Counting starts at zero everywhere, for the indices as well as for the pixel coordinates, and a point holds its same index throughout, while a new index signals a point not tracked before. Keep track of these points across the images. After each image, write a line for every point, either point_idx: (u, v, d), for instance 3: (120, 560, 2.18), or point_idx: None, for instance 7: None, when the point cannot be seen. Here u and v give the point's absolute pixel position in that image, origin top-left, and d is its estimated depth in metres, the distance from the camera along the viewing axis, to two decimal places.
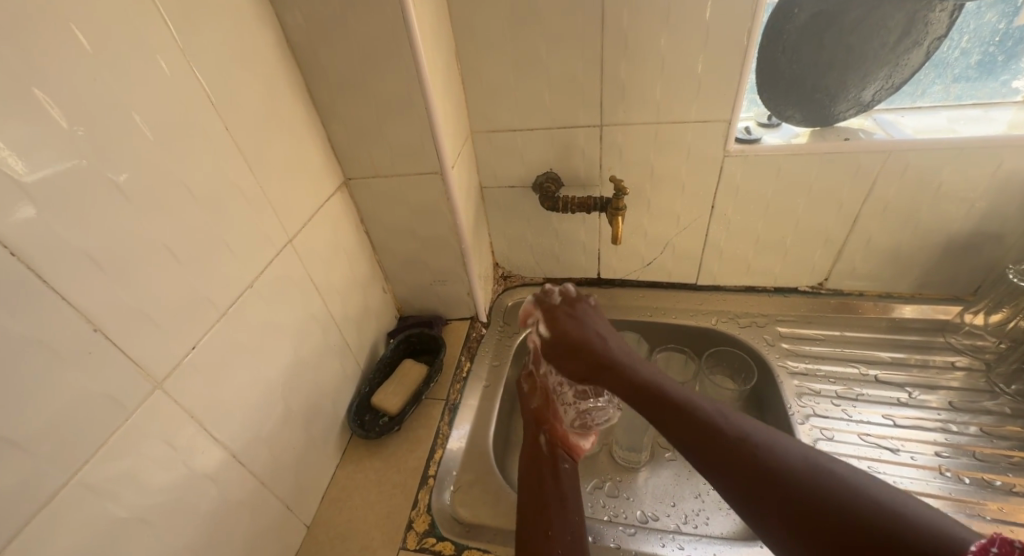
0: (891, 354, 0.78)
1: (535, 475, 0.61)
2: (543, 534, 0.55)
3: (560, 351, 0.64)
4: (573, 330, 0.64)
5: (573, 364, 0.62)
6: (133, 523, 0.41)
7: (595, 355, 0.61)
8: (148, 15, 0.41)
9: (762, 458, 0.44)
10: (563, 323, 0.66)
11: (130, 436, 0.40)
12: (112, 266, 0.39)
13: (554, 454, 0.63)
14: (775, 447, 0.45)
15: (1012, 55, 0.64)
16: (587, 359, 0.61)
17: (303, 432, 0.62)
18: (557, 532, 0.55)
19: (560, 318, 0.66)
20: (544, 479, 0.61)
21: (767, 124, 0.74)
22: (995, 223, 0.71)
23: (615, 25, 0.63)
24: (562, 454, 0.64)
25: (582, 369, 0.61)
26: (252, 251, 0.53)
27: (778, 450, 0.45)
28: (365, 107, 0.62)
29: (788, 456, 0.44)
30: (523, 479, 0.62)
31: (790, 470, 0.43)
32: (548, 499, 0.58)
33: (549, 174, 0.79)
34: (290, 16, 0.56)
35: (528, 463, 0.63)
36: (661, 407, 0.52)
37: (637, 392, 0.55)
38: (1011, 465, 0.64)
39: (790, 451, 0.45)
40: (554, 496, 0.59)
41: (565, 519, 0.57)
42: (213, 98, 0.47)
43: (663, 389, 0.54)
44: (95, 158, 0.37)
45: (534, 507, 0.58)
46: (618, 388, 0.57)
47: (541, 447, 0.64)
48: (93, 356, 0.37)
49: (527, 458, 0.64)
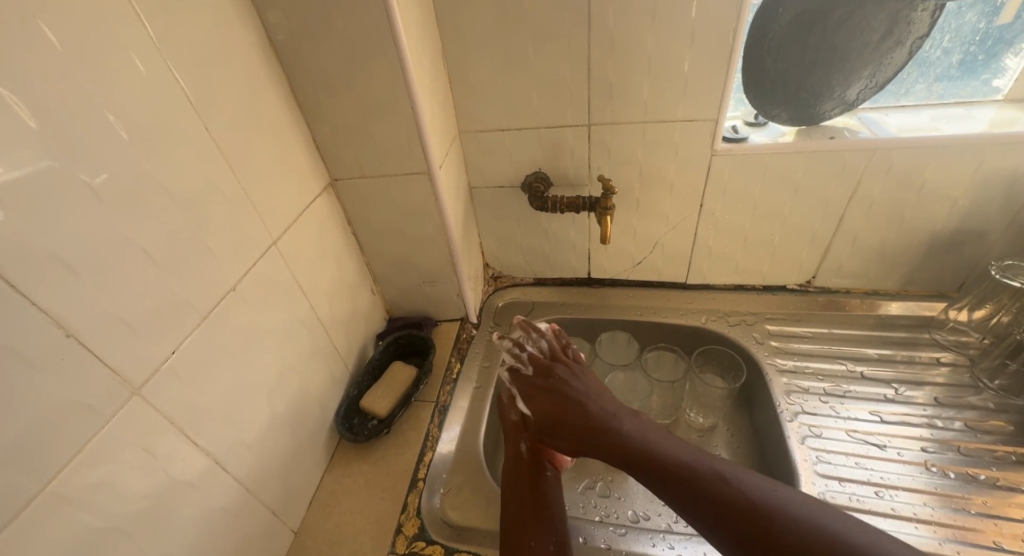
0: (877, 351, 0.79)
1: (517, 483, 0.60)
2: (522, 544, 0.54)
3: (543, 428, 0.61)
4: (550, 400, 0.61)
5: (559, 440, 0.59)
6: (112, 533, 0.40)
7: (580, 424, 0.57)
8: (122, 12, 0.40)
9: (774, 523, 0.43)
10: (540, 398, 0.63)
11: (106, 444, 0.39)
12: (84, 268, 0.38)
13: (536, 460, 0.62)
14: (780, 506, 0.44)
15: (991, 55, 0.66)
16: (571, 431, 0.58)
17: (290, 438, 0.61)
18: (538, 542, 0.54)
19: (535, 393, 0.64)
20: (525, 490, 0.59)
21: (754, 123, 0.75)
22: (978, 221, 0.72)
23: (601, 25, 0.63)
24: (544, 462, 0.63)
25: (569, 448, 0.58)
26: (235, 253, 0.52)
27: (788, 514, 0.44)
28: (350, 106, 0.62)
29: (796, 516, 0.43)
30: (503, 488, 0.61)
31: (800, 534, 0.42)
32: (530, 510, 0.57)
33: (538, 173, 0.79)
34: (272, 15, 0.55)
35: (509, 474, 0.62)
36: (661, 476, 0.50)
37: (635, 461, 0.52)
38: (994, 460, 0.65)
39: (796, 511, 0.44)
40: (537, 507, 0.58)
41: (544, 527, 0.56)
42: (192, 97, 0.46)
43: (661, 460, 0.50)
44: (67, 158, 0.36)
45: (519, 516, 0.57)
46: (614, 457, 0.54)
47: (524, 455, 0.63)
48: (67, 363, 0.37)
49: (510, 468, 0.62)
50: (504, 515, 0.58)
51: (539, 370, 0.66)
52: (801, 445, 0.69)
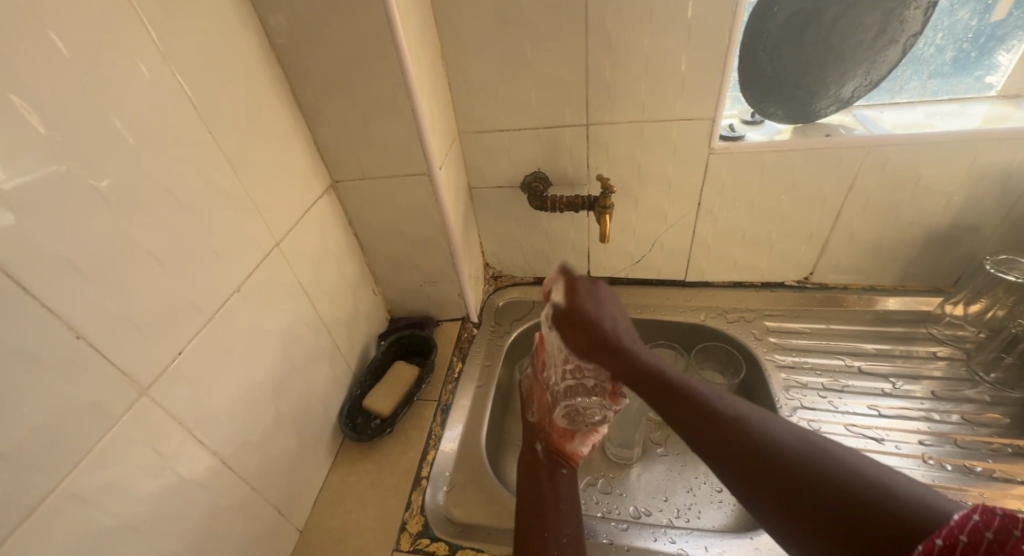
0: (875, 346, 0.80)
1: (531, 478, 0.62)
2: (538, 537, 0.55)
3: (567, 325, 0.61)
4: (583, 304, 0.61)
5: (577, 339, 0.60)
6: (122, 532, 0.40)
7: (600, 334, 0.58)
8: (127, 18, 0.40)
9: (753, 432, 0.43)
10: (580, 297, 0.62)
11: (116, 443, 0.40)
12: (94, 271, 0.38)
13: (552, 458, 0.64)
14: (765, 423, 0.43)
15: (984, 52, 0.67)
16: (590, 335, 0.59)
17: (294, 437, 0.62)
18: (553, 532, 0.55)
19: (576, 291, 0.63)
20: (540, 485, 0.60)
21: (750, 121, 0.75)
22: (972, 216, 0.72)
23: (598, 25, 0.64)
24: (559, 460, 0.64)
25: (585, 347, 0.59)
26: (239, 255, 0.53)
27: (771, 430, 0.42)
28: (350, 108, 0.62)
29: (779, 433, 0.42)
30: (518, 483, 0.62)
31: (780, 444, 0.41)
32: (544, 503, 0.58)
33: (537, 173, 0.80)
34: (273, 18, 0.55)
35: (525, 471, 0.63)
36: (656, 391, 0.50)
37: (637, 374, 0.53)
38: (991, 451, 0.66)
39: (781, 428, 0.43)
40: (550, 499, 0.59)
41: (559, 518, 0.57)
42: (195, 100, 0.47)
43: (665, 374, 0.51)
44: (74, 163, 0.37)
45: (532, 510, 0.58)
46: (622, 368, 0.55)
47: (539, 453, 0.65)
48: (77, 365, 0.37)
49: (525, 466, 0.64)
50: (519, 510, 0.58)
51: (587, 279, 0.65)
52: None
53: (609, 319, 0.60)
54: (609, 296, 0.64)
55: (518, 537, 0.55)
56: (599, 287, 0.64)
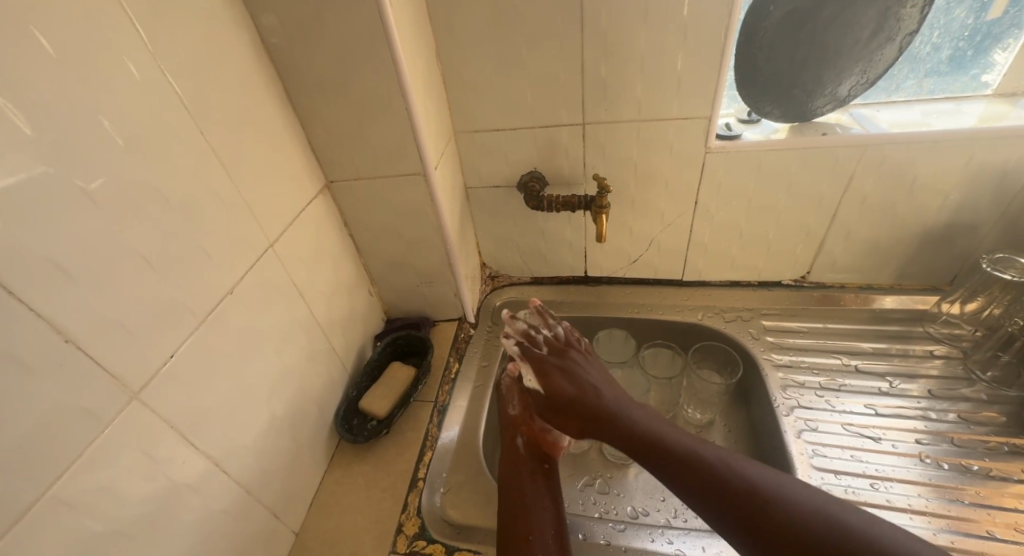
0: (872, 345, 0.80)
1: (512, 475, 0.61)
2: (521, 537, 0.54)
3: (553, 409, 0.60)
4: (562, 384, 0.60)
5: (566, 422, 0.59)
6: (114, 537, 0.40)
7: (588, 410, 0.57)
8: (115, 18, 0.40)
9: (772, 507, 0.43)
10: (554, 377, 0.61)
11: (106, 448, 0.39)
12: (83, 274, 0.38)
13: (535, 454, 0.63)
14: (780, 492, 0.44)
15: (980, 51, 0.67)
16: (580, 414, 0.58)
17: (289, 439, 0.61)
18: (536, 534, 0.55)
19: (549, 371, 0.62)
20: (523, 483, 0.60)
21: (746, 120, 0.76)
22: (968, 215, 0.72)
23: (594, 24, 0.64)
24: (541, 455, 0.64)
25: (577, 429, 0.58)
26: (233, 257, 0.52)
27: (789, 500, 0.43)
28: (344, 108, 0.62)
29: (796, 502, 0.43)
30: (501, 481, 0.61)
31: (802, 518, 0.42)
32: (526, 502, 0.58)
33: (533, 173, 0.79)
34: (266, 18, 0.55)
35: (506, 468, 0.62)
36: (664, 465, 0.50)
37: (637, 444, 0.52)
38: (987, 450, 0.66)
39: (797, 497, 0.44)
40: (532, 498, 0.58)
41: (542, 518, 0.56)
42: (186, 101, 0.46)
43: (668, 445, 0.50)
44: (61, 164, 0.37)
45: (515, 510, 0.57)
46: (620, 440, 0.54)
47: (520, 449, 0.64)
48: (65, 368, 0.37)
49: (506, 463, 0.63)
50: (503, 509, 0.58)
51: (556, 353, 0.64)
52: (797, 439, 0.69)
53: (595, 391, 0.58)
54: (586, 362, 0.63)
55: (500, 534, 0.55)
56: (574, 354, 0.64)
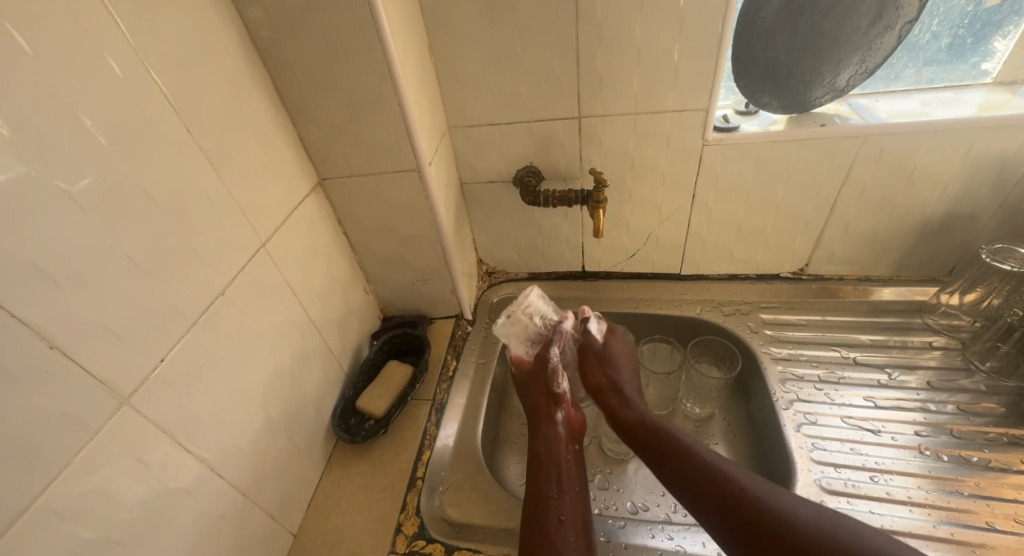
0: (871, 337, 0.79)
1: (552, 452, 0.59)
2: (554, 520, 0.52)
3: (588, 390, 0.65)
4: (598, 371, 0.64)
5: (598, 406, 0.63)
6: (104, 544, 0.39)
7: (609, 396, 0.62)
8: (95, 13, 0.39)
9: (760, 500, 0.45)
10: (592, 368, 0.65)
11: (96, 455, 0.39)
12: (67, 278, 0.37)
13: (568, 436, 0.62)
14: (773, 495, 0.45)
15: (981, 38, 0.66)
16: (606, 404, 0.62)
17: (286, 441, 0.61)
18: (570, 518, 0.53)
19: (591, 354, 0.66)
20: (557, 463, 0.58)
21: (744, 112, 0.74)
22: (968, 206, 0.72)
23: (589, 16, 0.62)
24: (572, 435, 0.62)
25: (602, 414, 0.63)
26: (223, 258, 0.51)
27: (782, 503, 0.45)
28: (336, 104, 0.61)
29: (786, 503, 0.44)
30: (533, 459, 0.59)
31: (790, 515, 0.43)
32: (562, 484, 0.56)
33: (529, 168, 0.78)
34: (253, 13, 0.54)
35: (542, 443, 0.60)
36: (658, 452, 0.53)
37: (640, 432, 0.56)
38: (987, 441, 0.66)
39: (789, 504, 0.44)
40: (565, 481, 0.56)
41: (574, 501, 0.55)
42: (172, 99, 0.45)
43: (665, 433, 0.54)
44: (36, 165, 0.35)
45: (548, 490, 0.55)
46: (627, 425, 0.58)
47: (558, 426, 0.62)
48: (50, 375, 0.36)
49: (541, 438, 0.61)
50: (533, 489, 0.56)
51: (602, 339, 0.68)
52: (797, 433, 0.69)
53: (616, 389, 0.62)
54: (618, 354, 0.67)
55: (530, 514, 0.53)
56: (610, 344, 0.68)
